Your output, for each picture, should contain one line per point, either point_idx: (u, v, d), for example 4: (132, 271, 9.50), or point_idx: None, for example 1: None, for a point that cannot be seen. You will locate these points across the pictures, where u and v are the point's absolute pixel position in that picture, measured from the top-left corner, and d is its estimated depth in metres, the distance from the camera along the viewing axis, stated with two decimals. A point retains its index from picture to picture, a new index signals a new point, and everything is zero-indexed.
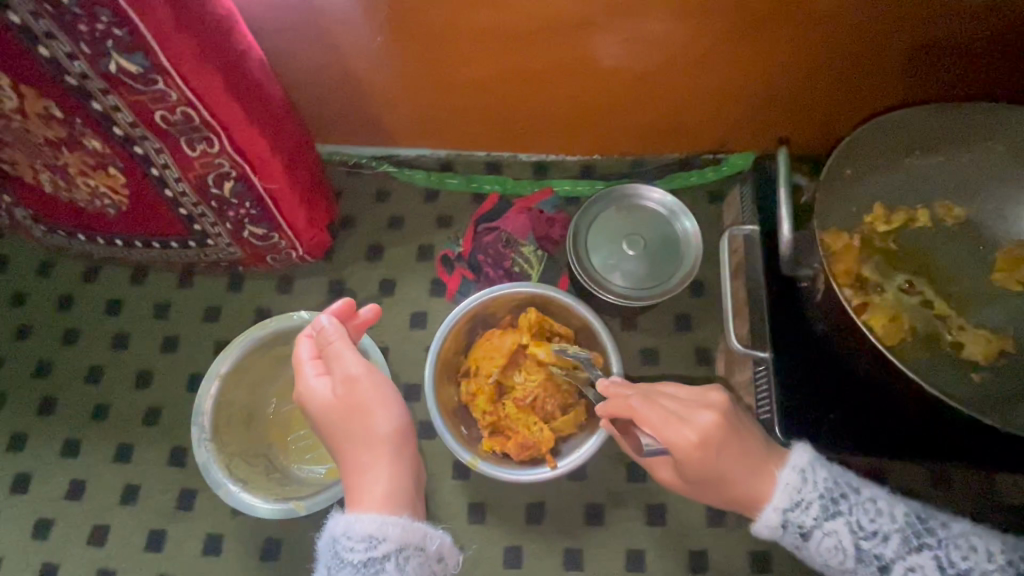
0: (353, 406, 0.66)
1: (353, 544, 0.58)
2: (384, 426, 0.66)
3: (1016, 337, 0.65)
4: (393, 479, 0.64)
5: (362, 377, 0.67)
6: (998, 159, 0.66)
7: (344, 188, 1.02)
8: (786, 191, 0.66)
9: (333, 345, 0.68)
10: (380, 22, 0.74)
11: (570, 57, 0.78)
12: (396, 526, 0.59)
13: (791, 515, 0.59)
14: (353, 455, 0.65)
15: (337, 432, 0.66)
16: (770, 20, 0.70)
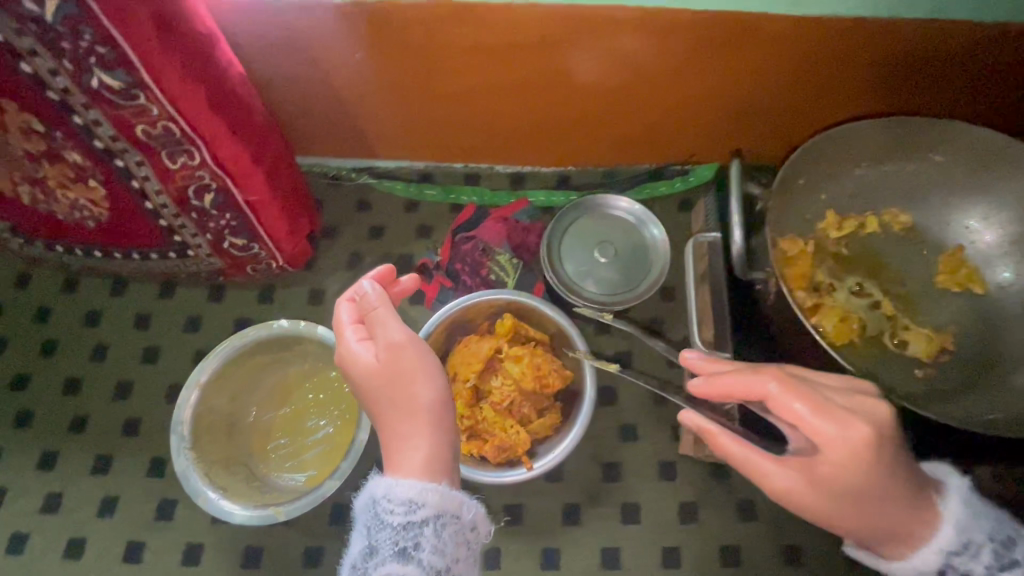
0: (395, 372, 0.58)
1: (393, 506, 0.52)
2: (428, 396, 0.57)
3: (957, 334, 0.67)
4: (435, 454, 0.55)
5: (409, 342, 0.60)
6: (940, 170, 0.69)
7: (325, 200, 1.04)
8: (739, 198, 0.69)
9: (377, 309, 0.62)
10: (357, 40, 0.77)
11: (541, 71, 0.81)
12: (435, 492, 0.53)
13: (955, 560, 0.52)
14: (391, 424, 0.57)
15: (378, 400, 0.59)
16: (729, 33, 0.73)
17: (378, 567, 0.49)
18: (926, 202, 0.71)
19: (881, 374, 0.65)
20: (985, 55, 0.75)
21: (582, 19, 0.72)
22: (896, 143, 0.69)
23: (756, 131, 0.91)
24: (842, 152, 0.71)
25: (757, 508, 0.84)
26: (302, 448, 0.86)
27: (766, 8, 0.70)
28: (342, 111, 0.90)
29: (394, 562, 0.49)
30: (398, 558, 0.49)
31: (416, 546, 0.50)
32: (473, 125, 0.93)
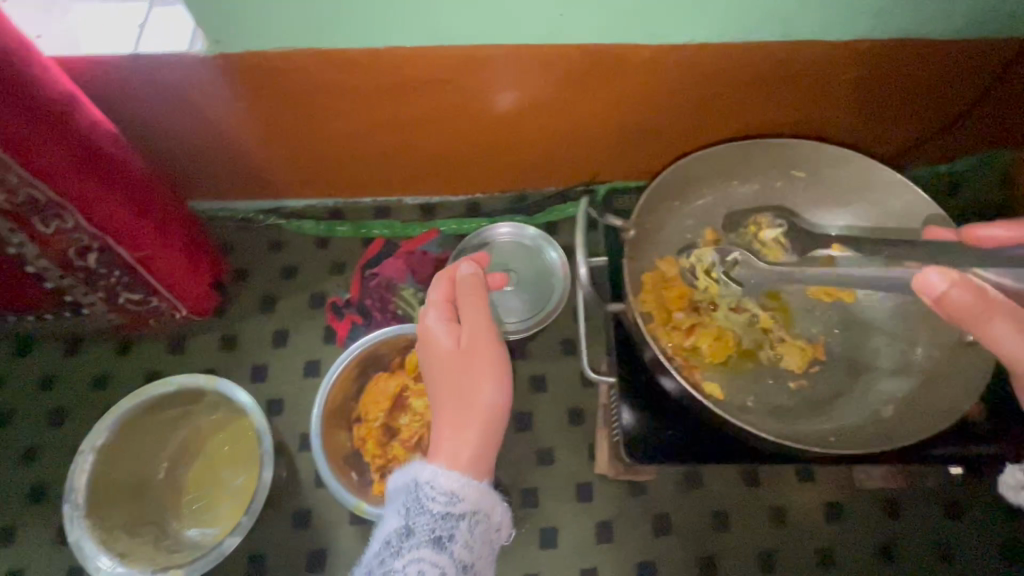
0: (467, 359, 0.62)
1: (435, 495, 0.55)
2: (491, 390, 0.60)
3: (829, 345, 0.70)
4: (484, 445, 0.59)
5: (484, 334, 0.63)
6: (802, 184, 0.74)
7: (234, 243, 1.03)
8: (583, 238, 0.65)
9: (475, 294, 0.66)
10: (232, 90, 0.76)
11: (425, 108, 0.82)
12: (474, 489, 0.56)
13: None
14: (447, 408, 0.60)
15: (440, 380, 0.62)
16: (601, 64, 0.74)
17: (411, 551, 0.52)
18: (796, 216, 0.74)
19: (756, 392, 0.68)
20: (855, 70, 0.75)
21: (451, 59, 0.73)
22: (756, 161, 0.74)
23: (653, 152, 0.92)
24: (710, 172, 0.74)
25: (672, 523, 0.85)
26: (218, 499, 0.86)
27: (631, 40, 0.70)
28: (236, 157, 0.90)
29: (428, 548, 0.53)
30: (433, 546, 0.53)
31: (451, 538, 0.54)
32: (372, 160, 0.94)
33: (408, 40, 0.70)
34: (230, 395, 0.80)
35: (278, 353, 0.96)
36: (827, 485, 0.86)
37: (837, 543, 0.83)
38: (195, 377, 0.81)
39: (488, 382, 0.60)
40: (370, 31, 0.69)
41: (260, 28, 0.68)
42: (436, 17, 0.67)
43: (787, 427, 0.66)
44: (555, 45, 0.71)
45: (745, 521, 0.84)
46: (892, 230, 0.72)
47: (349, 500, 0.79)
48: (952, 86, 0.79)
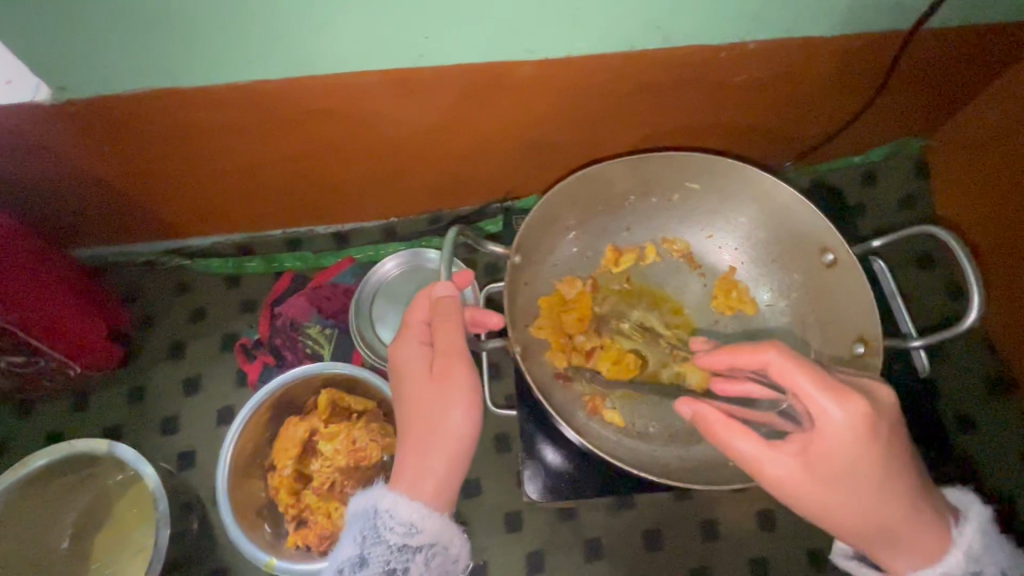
0: (439, 390, 0.54)
1: (393, 526, 0.51)
2: (460, 424, 0.53)
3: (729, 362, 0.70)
4: (447, 480, 0.53)
5: (459, 363, 0.54)
6: (698, 194, 0.76)
7: (138, 288, 0.98)
8: (446, 254, 0.65)
9: (453, 317, 0.56)
10: (95, 133, 0.71)
11: (310, 138, 0.77)
12: (435, 519, 0.52)
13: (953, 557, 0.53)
14: (412, 439, 0.53)
15: (407, 406, 0.55)
16: (482, 83, 0.70)
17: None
18: (685, 240, 0.78)
19: (660, 417, 0.69)
20: (745, 70, 0.73)
21: (323, 89, 0.68)
22: (652, 177, 0.75)
23: (561, 164, 0.89)
24: (604, 190, 0.75)
25: (604, 546, 0.82)
26: (126, 566, 0.79)
27: (508, 57, 0.67)
28: (122, 200, 0.85)
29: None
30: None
31: (406, 569, 0.51)
32: (272, 195, 0.89)
33: (272, 73, 0.66)
34: (126, 458, 0.76)
35: (189, 402, 0.92)
36: (758, 494, 0.84)
37: (770, 551, 0.81)
38: (89, 443, 0.77)
39: (461, 414, 0.53)
40: (228, 66, 0.64)
41: (107, 70, 0.63)
42: (294, 48, 0.63)
43: (686, 452, 0.67)
44: (429, 68, 0.67)
45: (676, 537, 0.82)
46: (787, 239, 0.73)
47: (259, 557, 0.74)
48: (847, 78, 0.78)
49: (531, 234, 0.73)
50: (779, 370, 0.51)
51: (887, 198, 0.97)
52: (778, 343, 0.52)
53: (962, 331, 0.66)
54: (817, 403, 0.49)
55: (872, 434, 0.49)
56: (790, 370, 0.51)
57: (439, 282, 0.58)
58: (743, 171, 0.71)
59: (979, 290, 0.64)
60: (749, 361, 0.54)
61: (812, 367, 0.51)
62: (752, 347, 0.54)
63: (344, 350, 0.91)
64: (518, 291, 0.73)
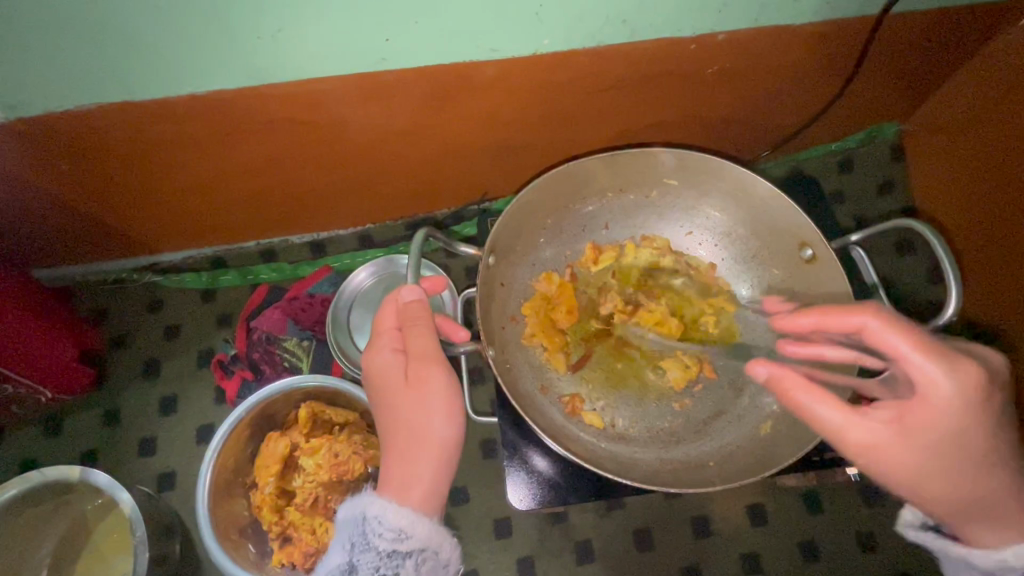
0: (416, 396, 0.51)
1: (382, 532, 0.48)
2: (442, 428, 0.51)
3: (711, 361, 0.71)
4: (435, 486, 0.50)
5: (434, 367, 0.52)
6: (673, 189, 0.75)
7: (109, 307, 0.95)
8: (415, 257, 0.63)
9: (424, 321, 0.54)
10: (50, 149, 0.69)
11: (277, 147, 0.75)
12: (425, 524, 0.49)
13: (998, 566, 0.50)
14: (396, 449, 0.51)
15: (388, 414, 0.53)
16: (449, 84, 0.69)
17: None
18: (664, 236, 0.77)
19: (641, 418, 0.69)
20: (716, 62, 0.72)
21: (286, 97, 0.67)
22: (627, 175, 0.74)
23: (536, 163, 0.88)
24: (580, 188, 0.74)
25: (595, 549, 0.81)
26: None
27: (473, 57, 0.66)
28: (87, 218, 0.82)
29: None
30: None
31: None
32: (242, 206, 0.87)
33: (230, 82, 0.64)
34: (101, 485, 0.73)
35: (167, 422, 0.90)
36: (747, 488, 0.84)
37: (762, 545, 0.81)
38: (59, 470, 0.73)
39: (442, 416, 0.51)
40: (183, 78, 0.62)
41: (56, 84, 0.61)
42: (251, 56, 0.61)
43: (669, 453, 0.66)
44: (393, 71, 0.66)
45: (667, 535, 0.82)
46: (764, 232, 0.73)
47: None
48: (820, 66, 0.77)
49: (506, 234, 0.71)
50: (878, 335, 0.45)
51: (864, 184, 0.97)
52: (874, 306, 0.46)
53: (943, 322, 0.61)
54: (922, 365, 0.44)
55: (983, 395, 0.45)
56: (888, 335, 0.45)
57: (405, 287, 0.56)
58: (719, 164, 0.70)
59: (956, 276, 0.59)
60: (836, 326, 0.48)
61: (913, 330, 0.46)
62: (844, 308, 0.47)
63: (324, 362, 0.90)
64: (495, 292, 0.70)
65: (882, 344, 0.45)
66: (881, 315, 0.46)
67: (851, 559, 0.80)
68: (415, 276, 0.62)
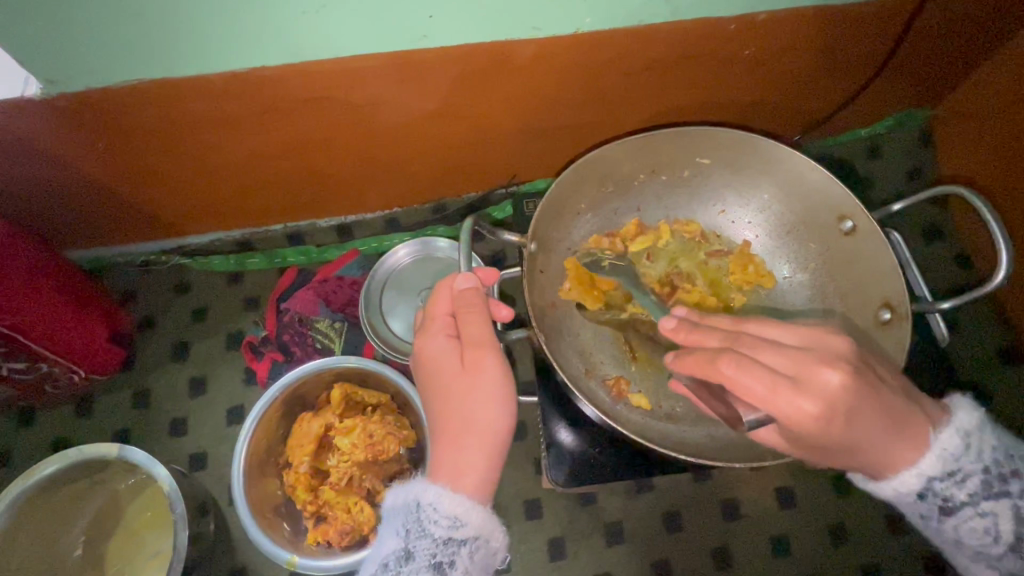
0: (472, 382, 0.52)
1: (437, 519, 0.47)
2: (497, 415, 0.51)
3: None
4: (488, 473, 0.50)
5: (490, 353, 0.52)
6: (710, 170, 0.75)
7: (137, 289, 0.96)
8: (465, 241, 0.65)
9: (478, 308, 0.55)
10: (90, 128, 0.69)
11: (313, 128, 0.75)
12: (479, 512, 0.48)
13: (937, 482, 0.51)
14: (448, 434, 0.51)
15: (440, 400, 0.53)
16: (487, 64, 0.68)
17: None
18: (701, 219, 0.77)
19: (686, 398, 0.69)
20: (754, 43, 0.72)
21: (325, 78, 0.66)
22: (661, 157, 0.74)
23: (566, 147, 0.87)
24: (615, 171, 0.74)
25: (625, 530, 0.82)
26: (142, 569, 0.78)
27: (515, 36, 0.65)
28: (118, 198, 0.82)
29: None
30: (434, 573, 0.46)
31: (452, 563, 0.47)
32: (272, 189, 0.87)
33: (269, 61, 0.63)
34: (139, 461, 0.73)
35: (197, 403, 0.90)
36: (775, 471, 0.84)
37: (790, 528, 0.82)
38: (97, 447, 0.74)
39: (496, 402, 0.51)
40: (223, 55, 0.62)
41: (96, 61, 0.60)
42: (294, 35, 0.60)
43: (718, 431, 0.66)
44: (434, 49, 0.65)
45: (696, 517, 0.82)
46: (802, 212, 0.73)
47: (280, 555, 0.72)
48: (854, 48, 0.77)
49: (544, 219, 0.71)
50: (735, 382, 0.47)
51: (894, 170, 0.96)
52: (732, 355, 0.48)
53: (990, 289, 0.65)
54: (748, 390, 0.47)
55: (831, 419, 0.47)
56: (742, 383, 0.47)
57: (461, 274, 0.57)
58: (756, 142, 0.70)
59: (1006, 242, 0.63)
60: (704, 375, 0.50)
61: (761, 372, 0.47)
62: (705, 358, 0.49)
63: (353, 345, 0.90)
64: (536, 279, 0.71)
65: (740, 392, 0.47)
66: (740, 363, 0.47)
67: (878, 541, 0.81)
68: (466, 267, 0.61)
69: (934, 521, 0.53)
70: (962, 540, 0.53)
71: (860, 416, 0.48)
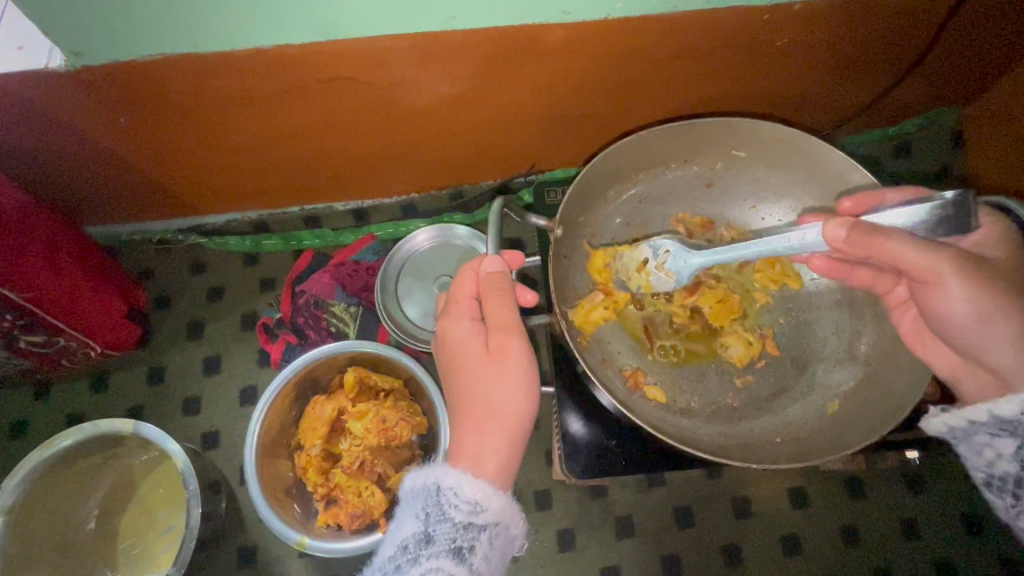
0: (496, 366, 0.51)
1: (458, 502, 0.47)
2: (521, 400, 0.51)
3: (774, 336, 0.71)
4: (508, 460, 0.50)
5: (516, 339, 0.52)
6: (738, 163, 0.73)
7: (155, 266, 0.96)
8: (494, 233, 0.62)
9: (504, 292, 0.54)
10: (116, 102, 0.68)
11: (338, 108, 0.74)
12: (501, 498, 0.48)
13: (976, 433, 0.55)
14: (470, 418, 0.51)
15: (462, 384, 0.52)
16: (515, 47, 0.67)
17: (431, 559, 0.45)
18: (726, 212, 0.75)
19: (701, 394, 0.69)
20: (789, 34, 0.70)
21: (353, 57, 0.65)
22: (691, 146, 0.72)
23: (589, 136, 0.87)
24: (646, 161, 0.73)
25: (635, 524, 0.82)
26: (155, 544, 0.79)
27: (545, 19, 0.63)
28: (139, 172, 0.82)
29: (448, 559, 0.45)
30: (454, 558, 0.45)
31: (472, 549, 0.46)
32: (292, 169, 0.86)
33: (294, 38, 0.62)
34: (153, 438, 0.74)
35: (211, 382, 0.90)
36: (789, 470, 0.83)
37: (802, 528, 0.81)
38: (113, 422, 0.74)
39: (520, 389, 0.51)
40: (249, 32, 0.61)
41: (120, 33, 0.59)
42: (322, 13, 0.59)
43: (731, 429, 0.66)
44: (461, 31, 0.64)
45: (707, 514, 0.82)
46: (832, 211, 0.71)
47: (291, 536, 0.72)
48: (892, 41, 0.75)
49: (574, 203, 0.70)
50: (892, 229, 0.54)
51: (921, 170, 0.95)
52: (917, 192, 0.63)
53: None
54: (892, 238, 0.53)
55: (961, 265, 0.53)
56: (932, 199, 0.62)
57: (487, 258, 0.56)
58: (788, 134, 0.68)
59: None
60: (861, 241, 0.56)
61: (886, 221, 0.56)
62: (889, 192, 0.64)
63: (367, 329, 0.90)
64: (558, 267, 0.69)
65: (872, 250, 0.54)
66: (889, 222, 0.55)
67: (893, 546, 0.80)
68: (491, 253, 0.61)
69: (989, 449, 0.54)
70: (1016, 473, 0.53)
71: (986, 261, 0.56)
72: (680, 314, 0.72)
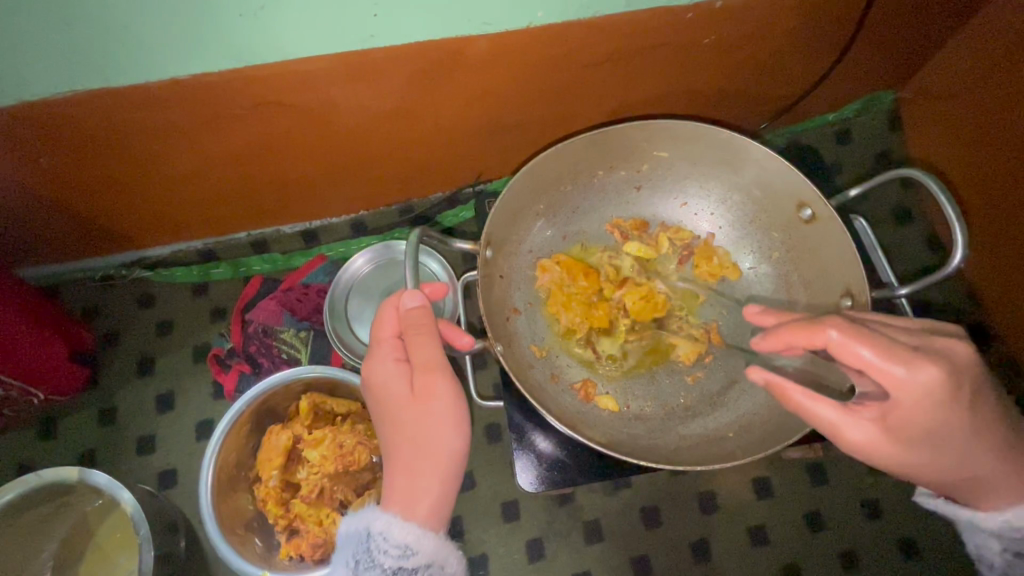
0: (422, 406, 0.50)
1: (386, 549, 0.47)
2: (451, 439, 0.50)
3: (721, 330, 0.71)
4: (442, 498, 0.49)
5: (441, 376, 0.51)
6: (674, 163, 0.73)
7: (100, 304, 0.93)
8: (411, 243, 0.63)
9: (424, 328, 0.53)
10: (33, 143, 0.66)
11: (268, 132, 0.72)
12: (431, 537, 0.48)
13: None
14: (400, 460, 0.50)
15: (391, 426, 0.51)
16: (441, 61, 0.66)
17: None
18: (666, 209, 0.76)
19: (653, 396, 0.68)
20: (714, 31, 0.70)
21: (274, 83, 0.64)
22: (616, 152, 0.72)
23: (532, 141, 0.86)
24: (568, 168, 0.71)
25: (604, 527, 0.81)
26: None
27: (465, 32, 0.63)
28: (68, 210, 0.79)
29: None
30: None
31: None
32: (231, 196, 0.84)
33: (212, 66, 0.61)
34: (101, 484, 0.71)
35: (165, 418, 0.88)
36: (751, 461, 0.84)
37: (767, 518, 0.82)
38: (57, 471, 0.72)
39: (448, 428, 0.50)
40: (162, 61, 0.59)
41: (27, 74, 0.57)
42: (237, 39, 0.58)
43: (685, 428, 0.66)
44: (382, 48, 0.63)
45: (674, 512, 0.82)
46: (763, 203, 0.71)
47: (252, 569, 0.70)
48: (819, 31, 0.75)
49: (502, 220, 0.69)
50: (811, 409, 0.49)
51: (862, 154, 0.96)
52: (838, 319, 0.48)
53: (951, 271, 0.64)
54: (892, 374, 0.46)
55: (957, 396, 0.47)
56: (852, 349, 0.47)
57: (407, 293, 0.55)
58: (714, 133, 0.67)
59: (961, 224, 0.61)
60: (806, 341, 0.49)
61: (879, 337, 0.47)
62: (806, 324, 0.49)
63: (321, 354, 0.89)
64: (495, 285, 0.69)
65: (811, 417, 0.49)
66: (806, 388, 0.49)
67: (855, 529, 0.81)
68: (414, 282, 0.60)
69: None
70: None
71: (908, 421, 0.48)
72: (627, 317, 0.72)
